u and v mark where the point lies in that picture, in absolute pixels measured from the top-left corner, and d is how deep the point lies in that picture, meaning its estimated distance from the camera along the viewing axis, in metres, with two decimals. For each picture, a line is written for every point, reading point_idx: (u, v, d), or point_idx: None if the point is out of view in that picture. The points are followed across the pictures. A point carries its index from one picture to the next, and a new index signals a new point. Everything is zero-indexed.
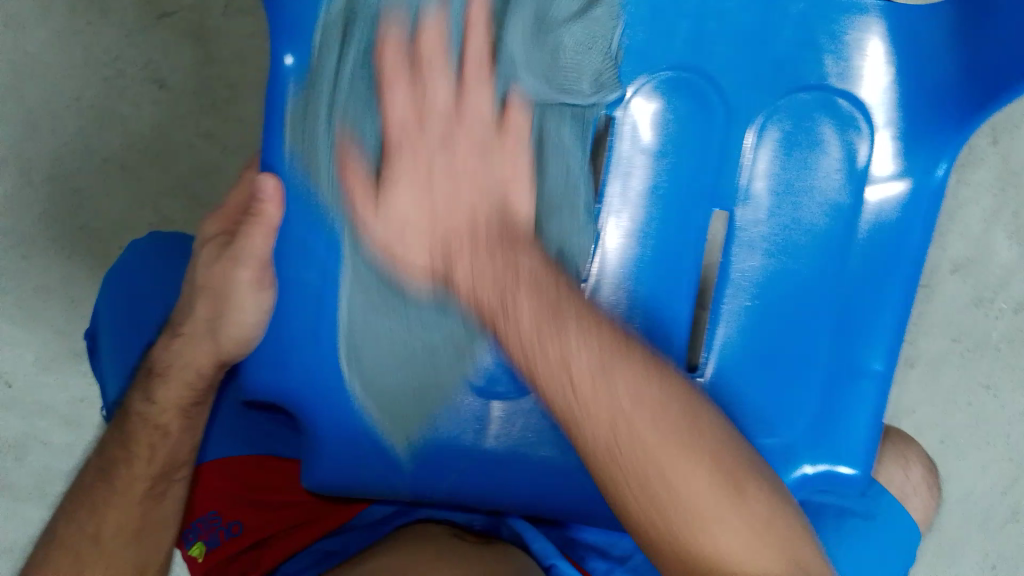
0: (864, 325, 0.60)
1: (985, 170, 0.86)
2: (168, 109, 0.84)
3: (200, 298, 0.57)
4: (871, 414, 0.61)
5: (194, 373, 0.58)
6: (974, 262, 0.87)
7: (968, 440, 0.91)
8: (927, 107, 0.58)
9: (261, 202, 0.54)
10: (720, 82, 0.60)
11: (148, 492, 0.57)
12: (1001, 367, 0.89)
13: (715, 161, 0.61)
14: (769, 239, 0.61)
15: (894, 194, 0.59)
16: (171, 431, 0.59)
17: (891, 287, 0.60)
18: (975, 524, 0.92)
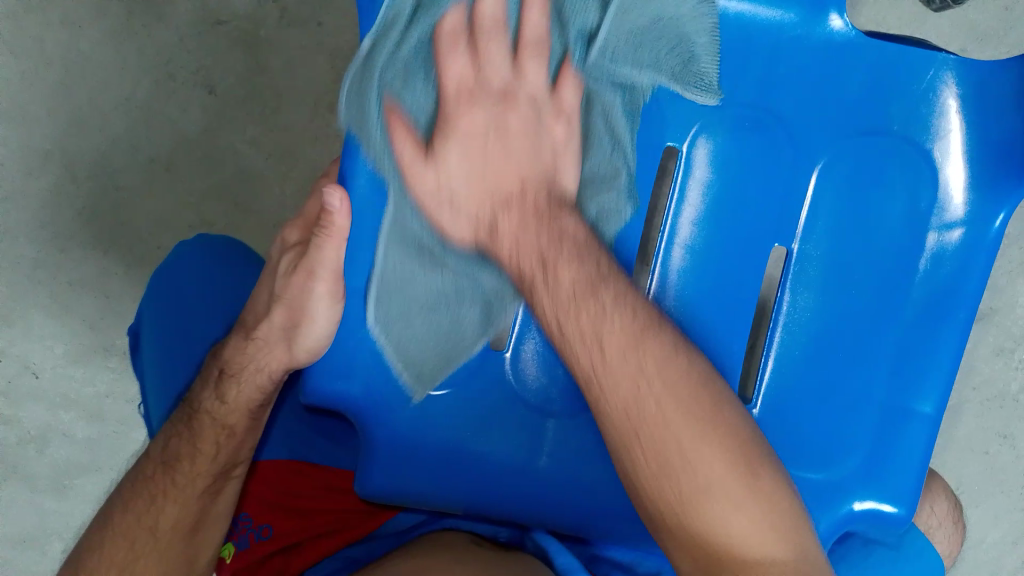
0: (918, 365, 0.62)
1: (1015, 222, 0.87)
2: (216, 114, 0.85)
3: (277, 306, 0.59)
4: (922, 452, 0.62)
5: (265, 376, 0.60)
6: (997, 312, 0.88)
7: (983, 489, 0.91)
8: (993, 160, 0.59)
9: (329, 214, 0.52)
10: (789, 122, 0.60)
11: (208, 489, 0.59)
12: (1018, 418, 0.90)
13: (779, 201, 0.61)
14: (827, 277, 0.62)
15: (953, 240, 0.61)
16: (236, 431, 0.60)
17: (948, 330, 0.61)
18: (984, 573, 0.93)
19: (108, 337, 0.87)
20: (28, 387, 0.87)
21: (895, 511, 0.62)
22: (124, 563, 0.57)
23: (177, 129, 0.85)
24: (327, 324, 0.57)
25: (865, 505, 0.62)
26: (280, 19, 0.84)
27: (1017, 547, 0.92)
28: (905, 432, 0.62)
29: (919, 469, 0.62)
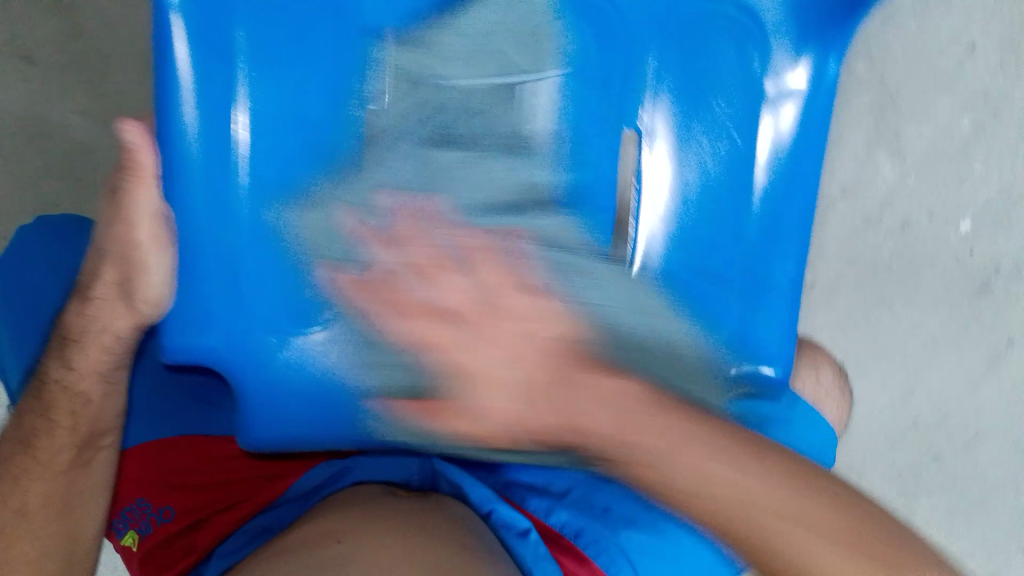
0: (776, 240, 0.71)
1: (864, 93, 0.89)
2: (36, 85, 0.78)
3: (107, 262, 0.55)
4: (788, 313, 0.72)
5: (111, 337, 0.57)
6: (860, 184, 0.91)
7: (869, 357, 0.95)
8: (812, 19, 0.69)
9: (131, 150, 0.52)
10: (629, 15, 0.65)
11: (73, 460, 0.58)
12: (893, 285, 0.93)
13: (624, 92, 0.66)
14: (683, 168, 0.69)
15: (788, 122, 0.71)
16: (92, 398, 0.58)
17: (793, 203, 0.71)
18: (880, 434, 0.97)
19: None
20: None
21: (772, 373, 0.71)
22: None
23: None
24: (162, 275, 0.54)
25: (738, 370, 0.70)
26: None
27: (907, 406, 0.97)
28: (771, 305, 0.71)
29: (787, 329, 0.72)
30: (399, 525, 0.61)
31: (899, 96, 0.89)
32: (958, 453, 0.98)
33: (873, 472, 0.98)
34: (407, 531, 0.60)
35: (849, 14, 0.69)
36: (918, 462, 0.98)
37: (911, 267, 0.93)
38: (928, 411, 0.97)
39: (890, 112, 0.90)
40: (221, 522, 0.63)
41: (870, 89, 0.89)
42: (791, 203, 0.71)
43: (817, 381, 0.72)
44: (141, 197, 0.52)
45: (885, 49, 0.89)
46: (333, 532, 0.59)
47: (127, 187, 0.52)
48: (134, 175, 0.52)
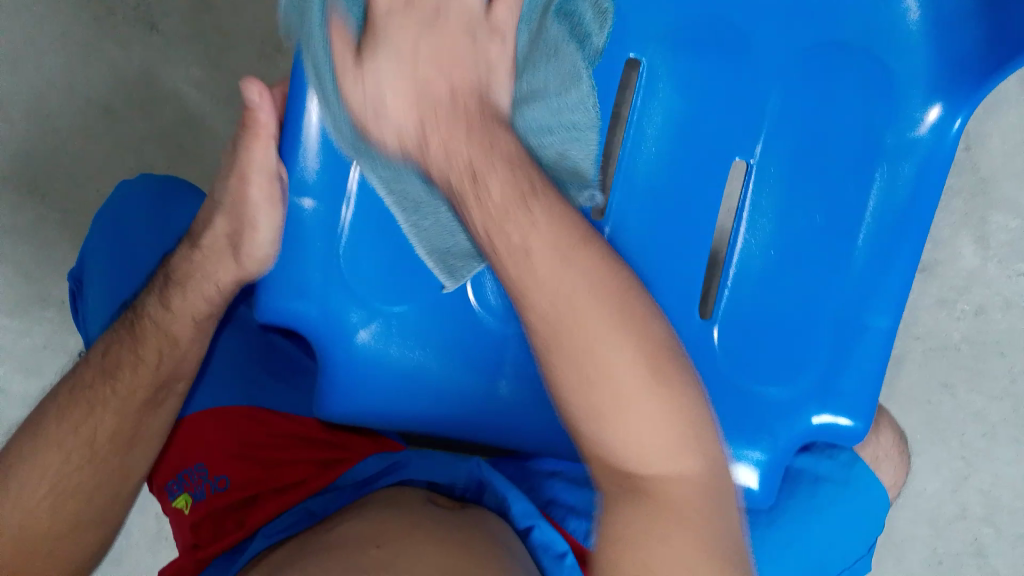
0: (876, 286, 0.61)
1: (957, 175, 0.89)
2: (158, 52, 0.81)
3: (220, 215, 0.56)
4: (878, 364, 0.61)
5: (215, 287, 0.58)
6: (940, 264, 0.91)
7: (923, 437, 0.94)
8: (945, 70, 0.60)
9: (252, 109, 0.52)
10: (748, 34, 0.59)
11: (148, 399, 0.58)
12: (959, 367, 0.92)
13: (734, 117, 0.60)
14: (780, 186, 0.61)
15: (909, 158, 0.61)
16: (180, 340, 0.59)
17: (895, 268, 0.61)
18: (925, 521, 0.96)
19: (48, 288, 0.84)
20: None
21: None
22: (61, 471, 0.56)
23: (116, 74, 0.81)
24: (270, 232, 0.55)
25: (822, 419, 0.61)
26: None
27: (956, 494, 0.95)
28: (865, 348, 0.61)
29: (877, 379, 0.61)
30: (428, 531, 0.59)
31: (993, 183, 0.89)
32: (1004, 548, 0.95)
33: (912, 555, 0.97)
34: (428, 537, 0.58)
35: (997, 72, 0.57)
36: (960, 551, 0.96)
37: (980, 353, 0.92)
38: (977, 501, 0.95)
39: (982, 197, 0.89)
40: (270, 506, 0.64)
41: (965, 173, 0.89)
42: (909, 218, 0.61)
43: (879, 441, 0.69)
44: (256, 155, 0.52)
45: (983, 136, 0.88)
46: (376, 534, 0.57)
47: (244, 144, 0.53)
48: (251, 132, 0.52)
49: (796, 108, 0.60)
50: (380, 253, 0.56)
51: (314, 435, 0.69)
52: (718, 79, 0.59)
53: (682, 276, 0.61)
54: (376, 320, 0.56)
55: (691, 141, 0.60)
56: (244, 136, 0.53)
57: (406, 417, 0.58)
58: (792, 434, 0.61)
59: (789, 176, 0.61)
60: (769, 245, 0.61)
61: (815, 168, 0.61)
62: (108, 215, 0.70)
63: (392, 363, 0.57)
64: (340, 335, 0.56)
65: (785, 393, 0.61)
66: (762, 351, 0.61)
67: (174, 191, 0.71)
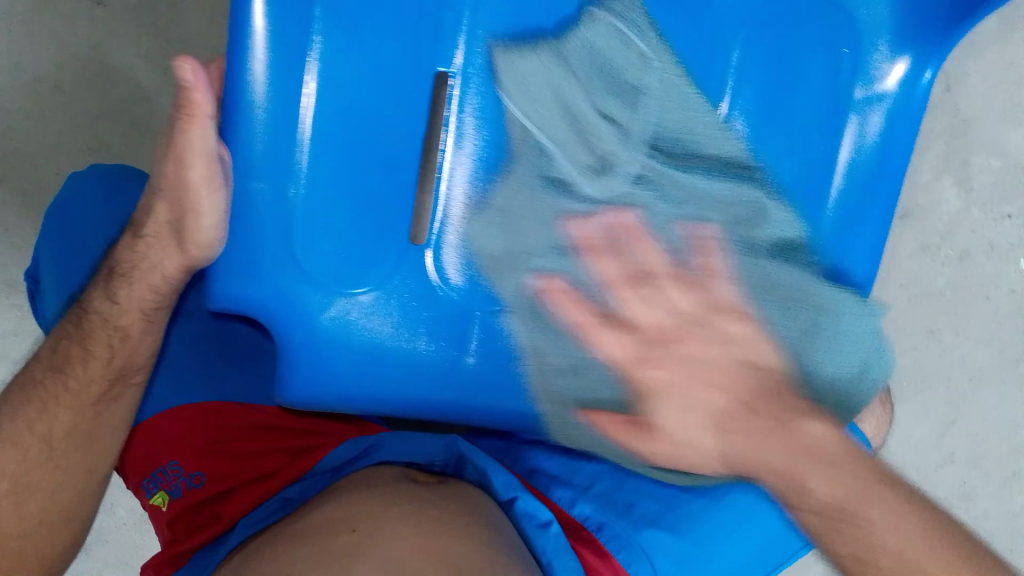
0: (848, 245, 0.66)
1: (936, 117, 0.87)
2: (107, 27, 0.78)
3: (160, 199, 0.53)
4: None
5: (160, 276, 0.55)
6: (922, 209, 0.89)
7: (910, 384, 0.93)
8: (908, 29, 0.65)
9: (185, 89, 0.48)
10: None
11: (103, 394, 0.57)
12: (945, 313, 0.91)
13: (697, 71, 0.58)
14: (747, 142, 0.59)
15: (868, 121, 0.66)
16: (131, 334, 0.56)
17: (865, 230, 0.66)
18: (913, 467, 0.95)
19: (10, 274, 0.82)
20: None
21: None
22: (19, 471, 0.55)
23: (66, 53, 0.78)
24: (214, 215, 0.52)
25: None
26: None
27: (943, 440, 0.94)
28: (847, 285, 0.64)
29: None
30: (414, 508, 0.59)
31: (972, 124, 0.87)
32: (991, 492, 0.95)
33: None
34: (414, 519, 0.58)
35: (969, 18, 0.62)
36: (949, 496, 0.95)
37: (964, 298, 0.91)
38: (964, 446, 0.94)
39: (962, 139, 0.87)
40: (248, 496, 0.63)
41: (944, 115, 0.87)
42: (874, 179, 0.66)
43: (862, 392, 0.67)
44: (195, 138, 0.49)
45: (962, 75, 0.86)
46: (352, 519, 0.57)
47: (180, 124, 0.49)
48: (187, 113, 0.48)
49: (761, 62, 0.59)
50: (340, 233, 0.54)
51: (281, 420, 0.67)
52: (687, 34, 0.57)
53: None
54: (335, 304, 0.54)
55: None
56: (180, 117, 0.49)
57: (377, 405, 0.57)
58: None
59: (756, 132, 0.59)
60: None
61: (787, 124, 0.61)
62: (62, 204, 0.68)
63: (354, 349, 0.55)
64: (300, 323, 0.54)
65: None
66: None
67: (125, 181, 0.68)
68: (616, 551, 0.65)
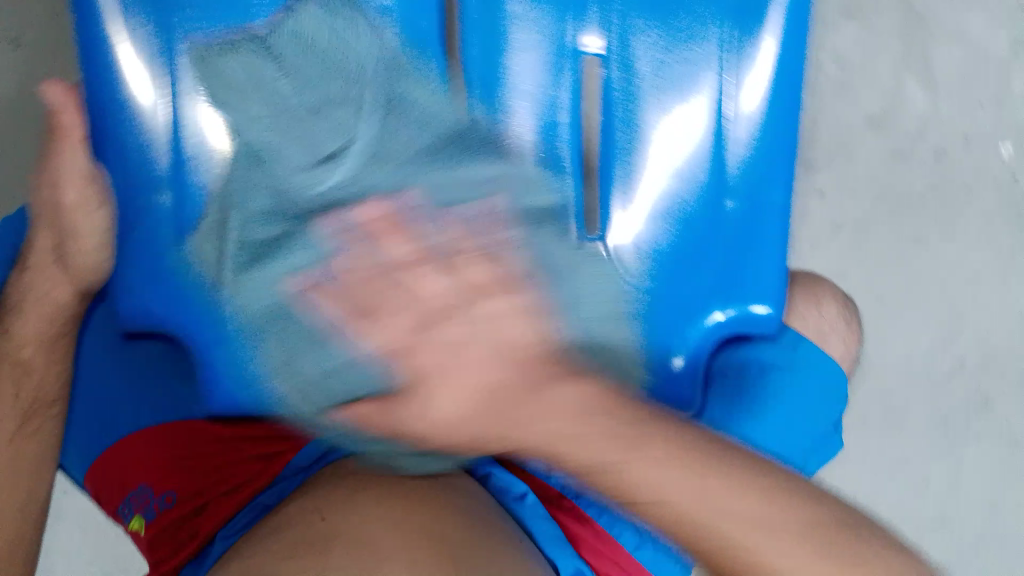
0: (758, 210, 0.62)
1: (888, 16, 0.83)
2: (30, 70, 0.79)
3: (40, 227, 0.55)
4: (776, 275, 0.62)
5: (51, 302, 0.55)
6: (887, 113, 0.85)
7: (904, 297, 0.89)
8: None
9: (56, 112, 0.54)
10: None
11: (19, 430, 0.52)
12: (928, 218, 0.87)
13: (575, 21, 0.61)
14: (641, 88, 0.62)
15: (766, 56, 0.60)
16: (33, 366, 0.54)
17: (774, 187, 0.62)
18: (922, 383, 0.91)
19: None
20: None
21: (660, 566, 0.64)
22: None
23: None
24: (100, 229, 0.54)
25: (728, 314, 0.63)
26: None
27: (949, 349, 0.90)
28: (763, 238, 0.62)
29: (780, 255, 0.62)
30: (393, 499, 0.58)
31: (926, 16, 0.83)
32: (1008, 398, 0.91)
33: (916, 420, 0.92)
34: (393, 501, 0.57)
35: None
36: (964, 407, 0.92)
37: (947, 199, 0.87)
38: (972, 352, 0.91)
39: (918, 35, 0.83)
40: (223, 507, 0.62)
41: (895, 12, 0.83)
42: (775, 136, 0.61)
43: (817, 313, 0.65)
44: (67, 160, 0.54)
45: None
46: (320, 512, 0.57)
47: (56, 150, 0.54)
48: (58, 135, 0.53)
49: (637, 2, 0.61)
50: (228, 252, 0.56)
51: (235, 429, 0.65)
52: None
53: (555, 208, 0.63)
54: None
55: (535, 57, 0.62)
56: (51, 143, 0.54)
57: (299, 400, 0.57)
58: (699, 336, 0.64)
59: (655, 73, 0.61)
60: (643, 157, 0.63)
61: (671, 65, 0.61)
62: None
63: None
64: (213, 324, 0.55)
65: (681, 296, 0.63)
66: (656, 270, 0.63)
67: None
68: (598, 515, 0.64)
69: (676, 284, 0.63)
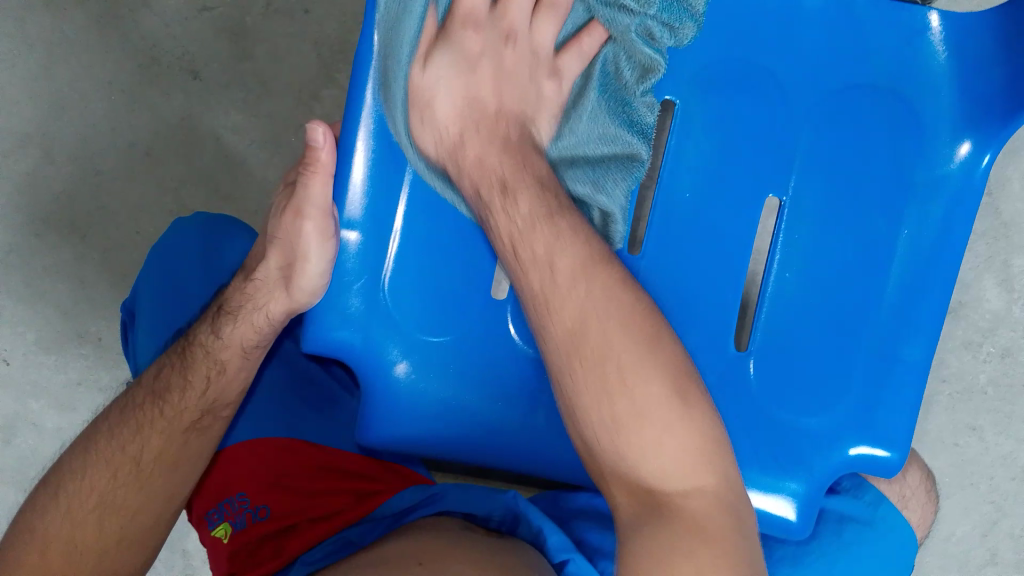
0: (898, 369, 0.65)
1: (979, 220, 0.91)
2: (198, 99, 0.84)
3: (272, 249, 0.60)
4: (904, 426, 0.64)
5: (264, 317, 0.61)
6: (964, 306, 0.92)
7: (954, 480, 0.93)
8: (966, 114, 0.64)
9: (313, 149, 0.55)
10: (782, 81, 0.64)
11: (193, 424, 0.59)
12: (986, 410, 0.92)
13: (775, 150, 0.64)
14: (803, 236, 0.64)
15: (930, 226, 0.64)
16: (227, 369, 0.61)
17: (909, 349, 0.65)
18: (955, 565, 0.94)
19: (82, 324, 0.85)
20: (24, 370, 0.85)
21: None
22: (106, 489, 0.57)
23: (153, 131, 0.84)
24: (322, 262, 0.58)
25: (859, 450, 0.64)
26: (265, 7, 0.83)
27: (986, 540, 0.94)
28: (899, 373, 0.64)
29: (910, 405, 0.64)
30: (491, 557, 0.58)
31: (1014, 228, 0.90)
32: None
33: None
34: (476, 556, 0.58)
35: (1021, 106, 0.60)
36: None
37: (1008, 397, 0.92)
38: (1008, 549, 0.94)
39: (1004, 242, 0.91)
40: (313, 530, 0.63)
41: (986, 218, 0.90)
42: (921, 298, 0.65)
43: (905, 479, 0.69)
44: (316, 191, 0.56)
45: (1004, 181, 0.90)
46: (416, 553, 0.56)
47: (303, 179, 0.56)
48: (310, 169, 0.55)
49: (817, 141, 0.64)
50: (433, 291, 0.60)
51: (349, 462, 0.68)
52: (744, 121, 0.64)
53: (719, 318, 0.64)
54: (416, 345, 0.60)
55: (717, 175, 0.64)
56: (303, 173, 0.56)
57: (431, 438, 0.61)
58: (826, 468, 0.64)
59: (812, 215, 0.64)
60: (797, 306, 0.65)
61: (831, 210, 0.64)
62: (164, 245, 0.72)
63: (434, 391, 0.60)
64: (379, 366, 0.59)
65: (823, 421, 0.64)
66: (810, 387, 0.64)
67: (229, 229, 0.72)
68: None
69: (826, 411, 0.64)
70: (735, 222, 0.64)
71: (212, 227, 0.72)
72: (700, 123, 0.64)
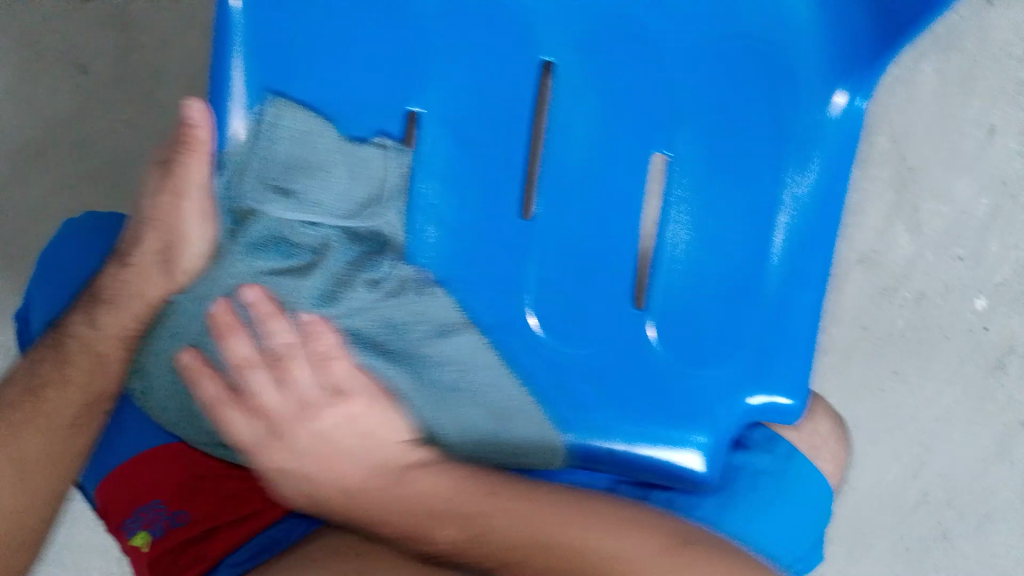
0: (790, 317, 0.65)
1: (885, 167, 0.92)
2: (88, 94, 0.81)
3: (149, 231, 0.59)
4: (799, 371, 0.65)
5: (142, 302, 0.59)
6: (877, 254, 0.92)
7: (880, 425, 0.95)
8: (843, 53, 0.63)
9: (191, 126, 0.55)
10: (652, 32, 0.63)
11: (76, 419, 0.56)
12: (906, 355, 0.94)
13: (650, 102, 0.64)
14: (686, 189, 0.65)
15: (812, 171, 0.64)
16: (110, 359, 0.58)
17: (804, 294, 0.65)
18: (890, 508, 0.96)
19: None
20: None
21: None
22: None
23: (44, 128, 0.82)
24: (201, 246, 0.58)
25: (759, 399, 0.65)
26: None
27: (916, 481, 0.95)
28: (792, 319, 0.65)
29: (805, 351, 0.65)
30: None
31: (918, 173, 0.91)
32: (968, 534, 0.96)
33: (881, 546, 0.96)
34: None
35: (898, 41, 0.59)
36: (926, 539, 0.96)
37: (926, 340, 0.93)
38: (937, 489, 0.96)
39: (910, 187, 0.92)
40: (235, 532, 0.61)
41: (892, 164, 0.92)
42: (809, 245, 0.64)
43: (816, 430, 0.70)
44: (193, 169, 0.56)
45: (907, 127, 0.91)
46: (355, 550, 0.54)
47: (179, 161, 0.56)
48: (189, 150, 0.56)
49: (695, 89, 0.63)
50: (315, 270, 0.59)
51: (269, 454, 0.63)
52: (630, 74, 0.63)
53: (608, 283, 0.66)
54: None
55: (595, 134, 0.64)
56: (180, 152, 0.56)
57: None
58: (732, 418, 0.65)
59: (693, 168, 0.65)
60: (688, 258, 0.65)
61: (714, 162, 0.64)
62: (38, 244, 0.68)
63: None
64: None
65: (722, 372, 0.65)
66: (703, 341, 0.65)
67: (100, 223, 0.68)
68: None
69: (723, 363, 0.65)
70: (618, 180, 0.65)
71: (85, 222, 0.68)
72: (584, 81, 0.64)
